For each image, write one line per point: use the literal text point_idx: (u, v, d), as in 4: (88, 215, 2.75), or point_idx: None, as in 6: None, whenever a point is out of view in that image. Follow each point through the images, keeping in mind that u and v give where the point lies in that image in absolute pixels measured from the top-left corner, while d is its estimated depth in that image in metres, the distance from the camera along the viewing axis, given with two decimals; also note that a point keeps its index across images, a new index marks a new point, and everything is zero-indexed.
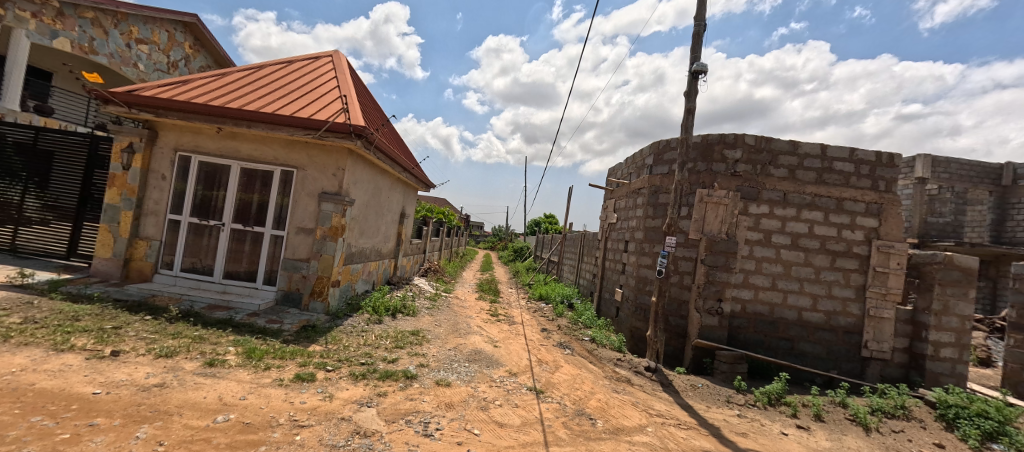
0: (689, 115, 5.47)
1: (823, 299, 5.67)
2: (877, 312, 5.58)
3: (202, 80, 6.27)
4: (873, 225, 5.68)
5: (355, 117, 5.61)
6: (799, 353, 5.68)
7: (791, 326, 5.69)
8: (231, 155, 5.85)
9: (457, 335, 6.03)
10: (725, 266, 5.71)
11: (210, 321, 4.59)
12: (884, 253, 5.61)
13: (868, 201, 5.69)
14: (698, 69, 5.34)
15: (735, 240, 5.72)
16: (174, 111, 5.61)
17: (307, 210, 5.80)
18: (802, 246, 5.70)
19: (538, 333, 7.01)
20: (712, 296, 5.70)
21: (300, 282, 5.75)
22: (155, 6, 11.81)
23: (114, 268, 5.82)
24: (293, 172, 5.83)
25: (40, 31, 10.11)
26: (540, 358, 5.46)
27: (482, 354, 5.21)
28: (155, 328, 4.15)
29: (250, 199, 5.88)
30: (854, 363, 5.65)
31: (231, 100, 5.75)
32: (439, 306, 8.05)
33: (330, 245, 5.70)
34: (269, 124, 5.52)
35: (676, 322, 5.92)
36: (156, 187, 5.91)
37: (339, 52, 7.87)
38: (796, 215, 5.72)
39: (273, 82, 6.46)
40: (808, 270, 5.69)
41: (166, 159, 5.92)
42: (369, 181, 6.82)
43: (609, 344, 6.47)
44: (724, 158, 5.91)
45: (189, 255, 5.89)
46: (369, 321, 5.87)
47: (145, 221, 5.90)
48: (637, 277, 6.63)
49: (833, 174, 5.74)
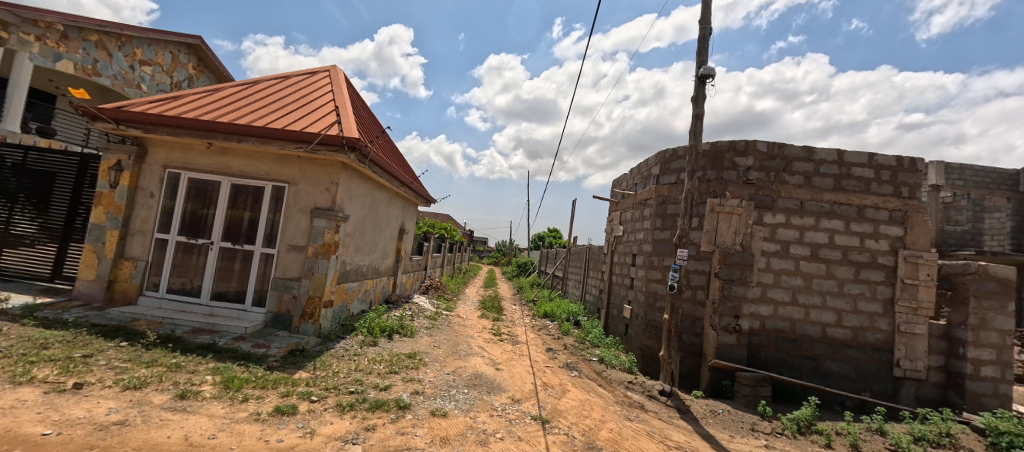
0: (697, 121, 5.21)
1: (849, 314, 5.29)
2: (908, 327, 5.18)
3: (194, 95, 6.13)
4: (898, 233, 5.34)
5: (349, 129, 5.41)
6: (825, 373, 5.27)
7: (816, 343, 5.29)
8: (222, 170, 5.65)
9: (457, 357, 5.68)
10: (741, 279, 5.34)
11: (191, 347, 4.28)
12: (912, 264, 5.26)
13: (892, 208, 5.36)
14: (705, 72, 5.10)
15: (750, 251, 5.37)
16: (163, 127, 5.43)
17: (299, 226, 5.55)
18: (822, 257, 5.36)
19: (543, 354, 6.63)
20: (728, 312, 5.32)
21: (290, 303, 5.45)
22: (159, 28, 11.87)
23: (97, 290, 5.55)
24: (285, 187, 5.61)
25: (43, 54, 10.07)
26: (546, 382, 5.08)
27: (482, 379, 4.84)
28: (129, 355, 3.85)
29: (240, 216, 5.65)
30: (886, 383, 5.22)
31: (222, 115, 5.58)
32: (439, 325, 7.70)
33: (322, 263, 5.42)
34: (260, 138, 5.33)
35: (691, 340, 5.55)
36: (144, 205, 5.70)
37: (337, 67, 7.74)
38: (815, 224, 5.39)
39: (268, 96, 6.31)
40: (830, 284, 5.32)
41: (155, 176, 5.72)
42: (366, 196, 6.60)
43: (619, 364, 6.07)
44: (735, 165, 5.63)
45: (177, 275, 5.63)
46: (363, 343, 5.52)
47: (132, 240, 5.66)
48: (646, 293, 6.29)
49: (853, 180, 5.43)
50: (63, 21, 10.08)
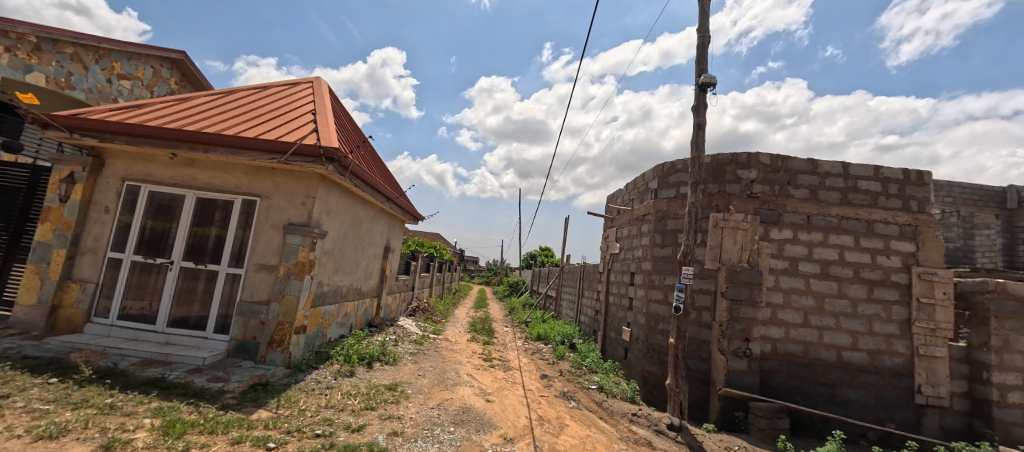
0: (698, 132, 4.95)
1: (865, 336, 4.94)
2: (927, 350, 4.85)
3: (161, 104, 5.69)
4: (910, 249, 5.07)
5: (328, 139, 5.02)
6: (842, 401, 4.88)
7: (831, 368, 4.91)
8: (187, 183, 5.19)
9: (443, 387, 5.15)
10: (750, 299, 4.98)
11: (134, 383, 3.72)
12: (927, 281, 4.97)
13: (902, 222, 5.11)
14: (707, 80, 4.86)
15: (758, 269, 5.04)
16: (122, 135, 4.97)
17: (270, 244, 5.07)
18: (833, 275, 5.04)
19: (538, 381, 6.12)
20: (737, 335, 4.93)
21: (256, 330, 4.91)
22: (152, 44, 10.23)
23: (38, 317, 4.94)
24: (256, 202, 5.15)
25: (12, 66, 8.05)
26: (542, 416, 4.58)
27: (470, 414, 4.31)
28: (55, 396, 3.29)
29: (206, 233, 5.16)
30: (908, 412, 4.85)
31: (189, 124, 5.15)
32: (425, 351, 7.15)
33: (294, 285, 4.92)
34: (229, 148, 4.90)
35: (697, 366, 5.14)
36: (98, 221, 5.17)
37: (320, 78, 7.38)
38: (823, 240, 5.10)
39: (243, 105, 5.91)
40: (843, 304, 4.99)
41: (112, 189, 5.22)
42: (347, 212, 6.16)
43: (620, 393, 5.60)
44: (738, 178, 5.35)
45: (132, 299, 5.06)
46: (337, 373, 4.97)
47: (81, 260, 5.10)
48: (647, 315, 5.90)
49: (859, 194, 5.19)
50: (37, 33, 8.25)
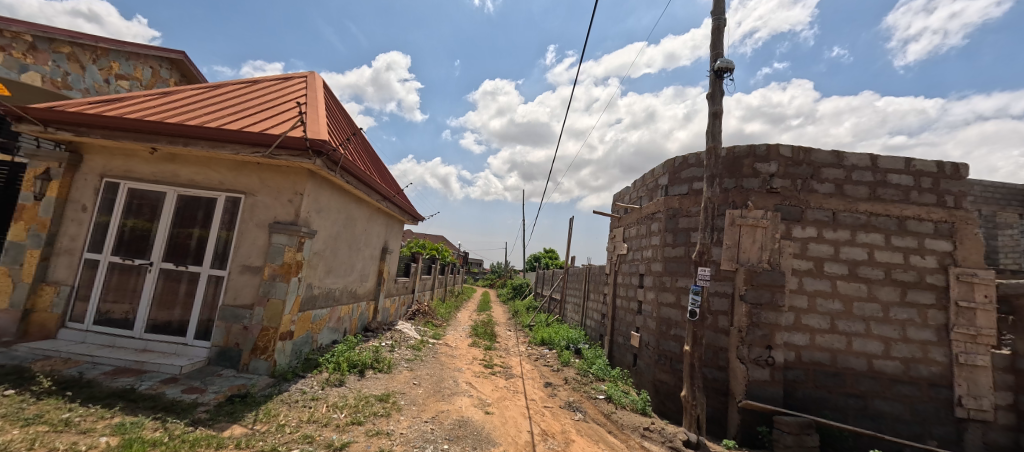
0: (714, 121, 4.59)
1: (898, 343, 4.53)
2: (968, 358, 4.43)
3: (144, 98, 5.41)
4: (946, 248, 4.66)
5: (316, 131, 4.69)
6: (874, 415, 4.47)
7: (861, 379, 4.50)
8: (169, 180, 4.89)
9: (439, 398, 4.79)
10: (772, 303, 4.59)
11: (99, 395, 3.40)
12: (966, 283, 4.56)
13: (937, 219, 4.70)
14: (723, 65, 4.50)
15: (780, 270, 4.66)
16: (99, 129, 4.68)
17: (254, 244, 4.75)
18: (862, 276, 4.64)
19: (542, 390, 5.74)
20: (758, 342, 4.55)
21: (239, 336, 4.59)
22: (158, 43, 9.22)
23: (8, 322, 4.63)
24: (241, 199, 4.84)
25: (5, 65, 7.08)
26: (546, 430, 4.22)
27: (467, 428, 3.94)
28: (5, 411, 2.95)
29: (189, 233, 4.86)
30: (947, 427, 4.43)
31: (170, 117, 4.85)
32: (422, 357, 6.80)
33: (280, 287, 4.59)
34: (212, 142, 4.59)
35: (714, 375, 4.75)
36: (75, 220, 4.88)
37: (314, 73, 7.07)
38: (851, 238, 4.70)
39: (231, 99, 5.61)
40: (874, 308, 4.58)
41: (89, 187, 4.93)
42: (339, 210, 5.84)
43: (630, 404, 5.20)
44: (756, 172, 4.96)
45: (109, 303, 4.76)
46: (326, 382, 4.63)
47: (56, 261, 4.81)
48: (658, 319, 5.53)
49: (889, 189, 4.78)
50: (33, 31, 7.30)
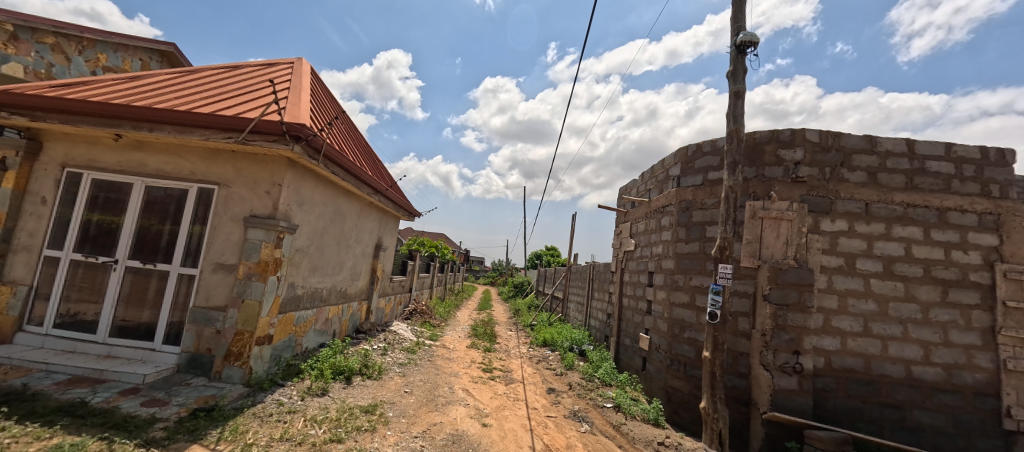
0: (736, 101, 4.15)
1: (939, 348, 4.08)
2: (1017, 365, 3.99)
3: (112, 82, 4.98)
4: (992, 243, 4.20)
5: (295, 116, 4.25)
6: (912, 427, 4.05)
7: (898, 387, 4.07)
8: (136, 170, 4.47)
9: (432, 408, 4.37)
10: (799, 304, 4.16)
11: (41, 411, 2.98)
12: (1014, 281, 4.11)
13: (980, 210, 4.24)
14: (746, 39, 4.06)
15: (807, 267, 4.22)
16: (56, 113, 4.24)
17: (229, 240, 4.33)
18: (899, 274, 4.19)
19: (544, 397, 5.32)
20: (784, 347, 4.12)
21: (211, 340, 4.18)
22: (147, 35, 8.68)
23: None
24: (214, 190, 4.42)
25: None
26: (550, 445, 3.79)
27: (461, 445, 3.52)
28: None
29: (158, 228, 4.44)
30: (995, 440, 3.99)
31: (136, 100, 4.42)
32: (416, 360, 6.39)
33: (256, 288, 4.17)
34: (180, 127, 4.16)
35: (734, 383, 4.33)
36: (33, 214, 4.47)
37: (302, 59, 6.63)
38: (886, 232, 4.26)
39: (207, 83, 5.18)
40: (912, 309, 4.13)
41: (49, 177, 4.51)
42: (325, 204, 5.42)
43: (640, 414, 4.78)
44: (780, 159, 4.52)
45: (71, 304, 4.36)
46: (307, 392, 4.23)
47: (14, 259, 4.41)
48: (670, 321, 5.10)
49: (928, 177, 4.33)
50: (14, 20, 6.71)
